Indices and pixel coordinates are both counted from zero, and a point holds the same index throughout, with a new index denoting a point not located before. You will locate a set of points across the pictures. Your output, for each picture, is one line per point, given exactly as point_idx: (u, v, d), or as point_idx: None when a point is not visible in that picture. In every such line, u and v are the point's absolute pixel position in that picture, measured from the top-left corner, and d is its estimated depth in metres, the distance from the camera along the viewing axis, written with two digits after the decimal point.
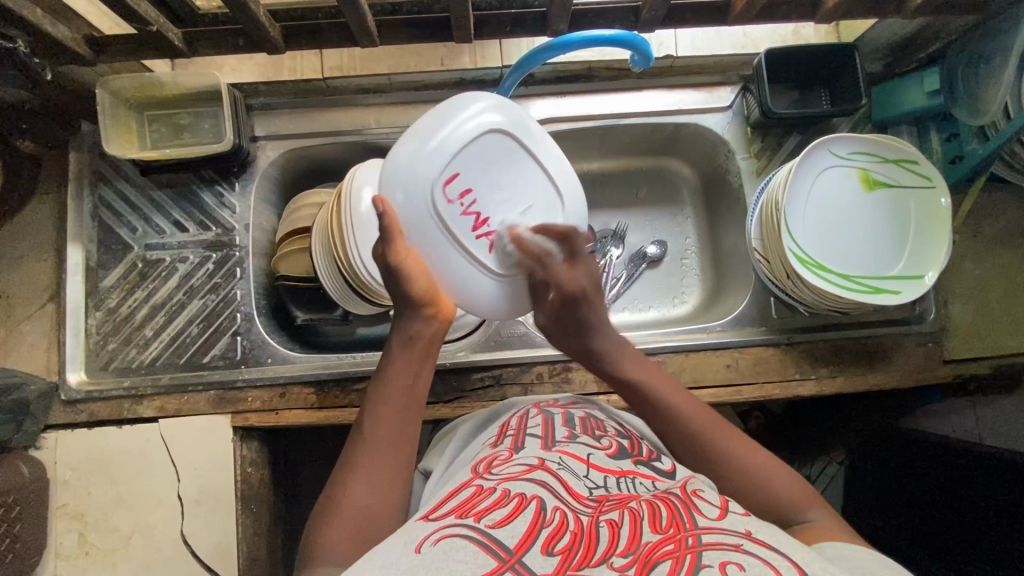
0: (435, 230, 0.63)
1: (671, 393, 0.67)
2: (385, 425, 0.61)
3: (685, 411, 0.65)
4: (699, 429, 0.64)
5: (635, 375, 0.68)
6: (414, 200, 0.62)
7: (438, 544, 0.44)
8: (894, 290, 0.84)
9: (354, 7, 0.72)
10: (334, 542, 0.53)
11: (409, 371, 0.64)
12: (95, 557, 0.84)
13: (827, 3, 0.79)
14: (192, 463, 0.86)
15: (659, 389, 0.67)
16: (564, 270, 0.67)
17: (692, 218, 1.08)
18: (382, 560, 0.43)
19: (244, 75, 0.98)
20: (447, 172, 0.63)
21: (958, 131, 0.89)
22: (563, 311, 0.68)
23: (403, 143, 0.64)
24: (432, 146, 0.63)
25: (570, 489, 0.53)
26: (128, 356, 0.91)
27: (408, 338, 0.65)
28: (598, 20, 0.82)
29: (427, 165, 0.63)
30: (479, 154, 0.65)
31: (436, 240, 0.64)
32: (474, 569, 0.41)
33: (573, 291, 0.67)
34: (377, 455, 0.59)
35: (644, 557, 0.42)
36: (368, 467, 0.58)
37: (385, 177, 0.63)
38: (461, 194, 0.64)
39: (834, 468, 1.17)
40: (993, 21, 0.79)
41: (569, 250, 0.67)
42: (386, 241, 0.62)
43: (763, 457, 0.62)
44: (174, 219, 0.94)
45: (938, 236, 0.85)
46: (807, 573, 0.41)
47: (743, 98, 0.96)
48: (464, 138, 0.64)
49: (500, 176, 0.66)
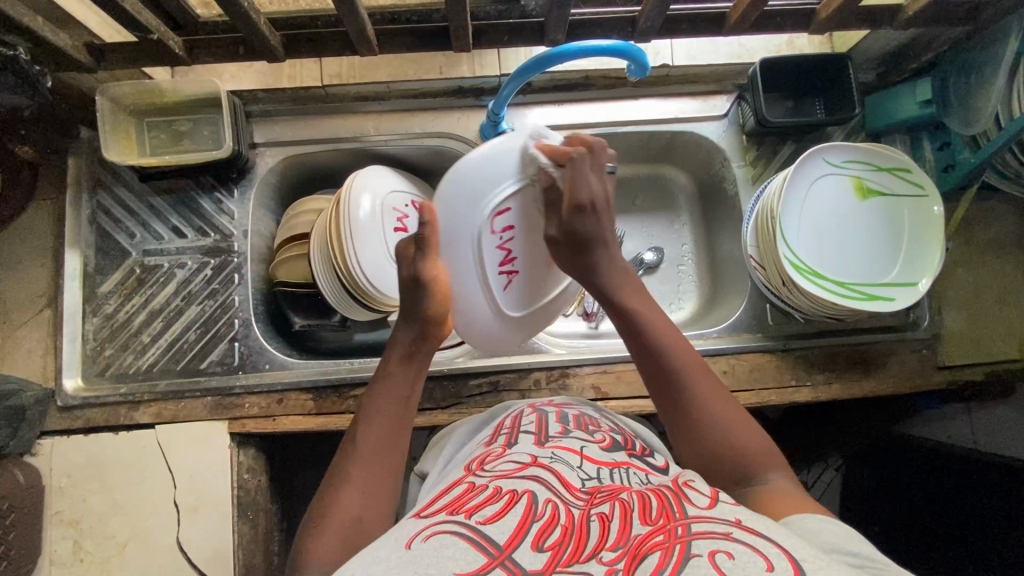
0: (469, 251, 0.68)
1: (671, 337, 0.66)
2: (381, 430, 0.63)
3: (684, 358, 0.64)
4: (684, 366, 0.64)
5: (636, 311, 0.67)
6: (456, 219, 0.67)
7: (428, 540, 0.45)
8: (888, 296, 0.85)
9: (353, 16, 0.73)
10: (330, 537, 0.54)
11: (409, 385, 0.67)
12: (91, 565, 0.83)
13: (822, 14, 0.80)
14: (189, 469, 0.86)
15: (659, 329, 0.66)
16: (588, 178, 0.66)
17: (689, 226, 1.09)
18: (374, 556, 0.44)
19: (242, 82, 0.95)
20: (500, 205, 0.68)
21: (950, 141, 0.90)
22: (576, 221, 0.66)
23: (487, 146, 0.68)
24: (490, 178, 0.67)
25: (564, 480, 0.53)
26: (126, 362, 0.91)
27: (404, 354, 0.68)
28: (595, 30, 0.83)
29: (490, 190, 0.67)
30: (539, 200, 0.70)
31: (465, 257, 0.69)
32: (465, 565, 0.42)
33: (593, 200, 0.66)
34: (372, 459, 0.61)
35: (634, 548, 0.43)
36: (359, 477, 0.59)
37: (442, 189, 0.68)
38: (505, 228, 0.69)
39: (831, 473, 1.16)
40: (982, 32, 0.80)
41: (595, 162, 0.68)
42: (422, 251, 0.67)
43: (733, 410, 0.62)
44: (173, 225, 0.94)
45: (930, 241, 0.86)
46: (796, 559, 0.40)
47: (739, 106, 0.97)
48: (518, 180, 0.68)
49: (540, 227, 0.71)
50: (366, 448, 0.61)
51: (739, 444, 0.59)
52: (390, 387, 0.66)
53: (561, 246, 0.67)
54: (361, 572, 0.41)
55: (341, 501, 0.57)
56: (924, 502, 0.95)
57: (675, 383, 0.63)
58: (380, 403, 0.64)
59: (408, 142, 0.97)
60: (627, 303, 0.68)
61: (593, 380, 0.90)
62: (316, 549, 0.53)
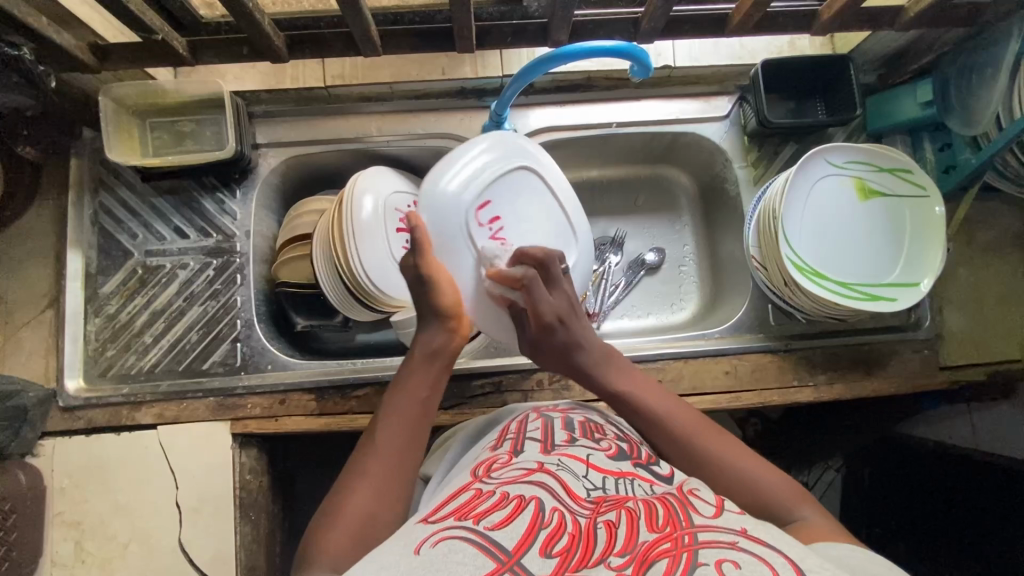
0: (465, 246, 0.73)
1: (654, 395, 0.70)
2: (401, 429, 0.63)
3: (670, 412, 0.68)
4: (672, 420, 0.67)
5: (623, 385, 0.71)
6: (446, 219, 0.73)
7: (437, 546, 0.45)
8: (890, 297, 0.85)
9: (358, 17, 0.73)
10: (343, 533, 0.54)
11: (430, 385, 0.67)
12: (92, 566, 0.83)
13: (823, 15, 0.81)
14: (191, 470, 0.86)
15: (642, 392, 0.70)
16: (545, 296, 0.71)
17: (690, 226, 1.09)
18: (382, 561, 0.44)
19: (246, 83, 0.94)
20: (480, 200, 0.75)
21: (950, 142, 0.90)
22: (546, 337, 0.72)
23: (447, 159, 0.76)
24: (467, 178, 0.75)
25: (569, 490, 0.53)
26: (128, 362, 0.91)
27: (429, 352, 0.69)
28: (598, 31, 0.83)
29: (464, 190, 0.74)
30: (509, 189, 0.78)
31: (462, 254, 0.73)
32: (474, 570, 0.42)
33: (554, 316, 0.71)
34: (388, 457, 0.61)
35: (641, 555, 0.43)
36: (374, 475, 0.59)
37: (424, 200, 0.73)
38: (491, 219, 0.76)
39: (831, 474, 1.17)
40: (981, 34, 0.81)
41: (548, 274, 0.72)
42: (418, 252, 0.69)
43: (729, 443, 0.63)
44: (175, 226, 0.94)
45: (931, 242, 0.86)
46: (802, 570, 0.41)
47: (740, 108, 0.98)
48: (494, 172, 0.77)
49: (524, 211, 0.79)
50: (384, 446, 0.62)
51: (748, 472, 0.60)
52: (411, 387, 0.66)
53: (543, 356, 0.74)
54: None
55: (355, 498, 0.57)
56: (926, 502, 0.95)
57: (679, 443, 0.65)
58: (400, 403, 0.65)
59: (409, 143, 0.97)
60: (611, 379, 0.71)
61: None
62: (329, 544, 0.54)
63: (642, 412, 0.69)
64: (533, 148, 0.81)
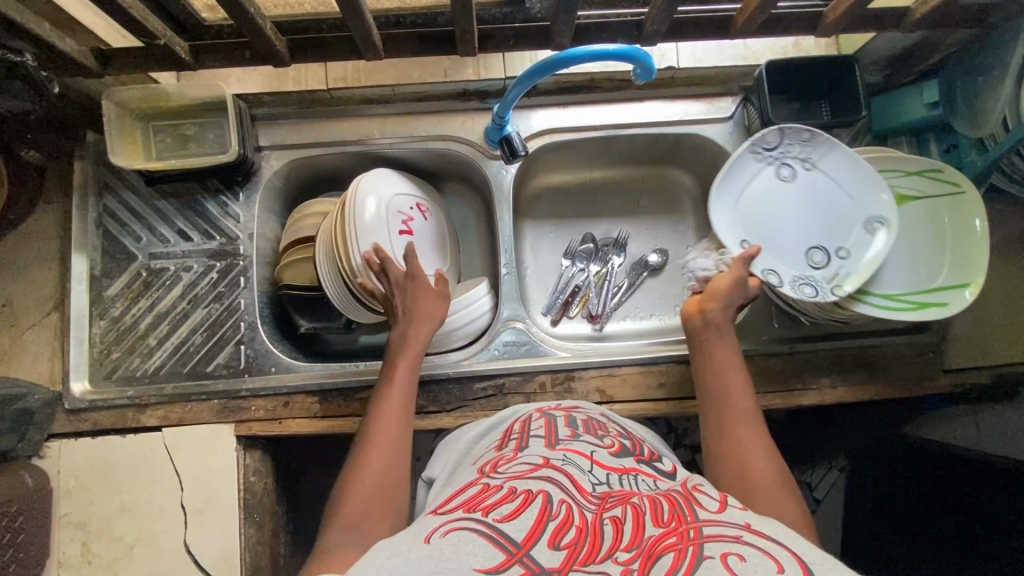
0: (766, 201, 0.91)
1: (730, 360, 0.72)
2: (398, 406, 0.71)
3: (730, 375, 0.71)
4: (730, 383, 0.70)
5: (728, 334, 0.74)
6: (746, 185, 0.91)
7: (447, 536, 0.45)
8: (939, 302, 0.84)
9: (359, 22, 0.73)
10: (362, 497, 0.61)
11: (410, 369, 0.75)
12: (98, 567, 0.84)
13: (828, 17, 0.80)
14: (196, 471, 0.86)
15: (729, 352, 0.73)
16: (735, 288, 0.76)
17: (693, 227, 1.08)
18: (393, 551, 0.44)
19: (248, 86, 0.99)
20: (761, 218, 0.91)
21: (956, 143, 0.89)
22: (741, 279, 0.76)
23: (731, 228, 0.89)
24: (743, 225, 0.90)
25: (576, 483, 0.53)
26: (133, 364, 0.91)
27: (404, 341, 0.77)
28: (601, 34, 0.83)
29: (755, 200, 0.91)
30: (782, 226, 0.91)
31: (781, 169, 0.91)
32: (482, 562, 0.42)
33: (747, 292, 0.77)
34: (387, 431, 0.68)
35: (647, 549, 0.43)
36: (380, 439, 0.67)
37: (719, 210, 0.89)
38: (788, 203, 0.91)
39: (835, 474, 1.18)
40: (989, 35, 0.80)
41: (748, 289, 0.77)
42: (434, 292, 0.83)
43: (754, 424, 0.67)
44: (178, 228, 0.94)
45: (976, 241, 0.84)
46: (807, 562, 0.41)
47: (745, 108, 0.96)
48: (772, 226, 0.91)
49: (806, 219, 0.91)
50: (387, 421, 0.69)
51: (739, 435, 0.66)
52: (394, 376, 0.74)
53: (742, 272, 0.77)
54: (380, 565, 0.42)
55: (371, 459, 0.65)
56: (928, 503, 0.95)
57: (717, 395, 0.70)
58: (399, 382, 0.73)
59: (412, 145, 0.97)
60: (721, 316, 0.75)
61: (597, 383, 0.90)
62: (352, 501, 0.60)
63: (725, 345, 0.73)
64: (787, 256, 0.89)
